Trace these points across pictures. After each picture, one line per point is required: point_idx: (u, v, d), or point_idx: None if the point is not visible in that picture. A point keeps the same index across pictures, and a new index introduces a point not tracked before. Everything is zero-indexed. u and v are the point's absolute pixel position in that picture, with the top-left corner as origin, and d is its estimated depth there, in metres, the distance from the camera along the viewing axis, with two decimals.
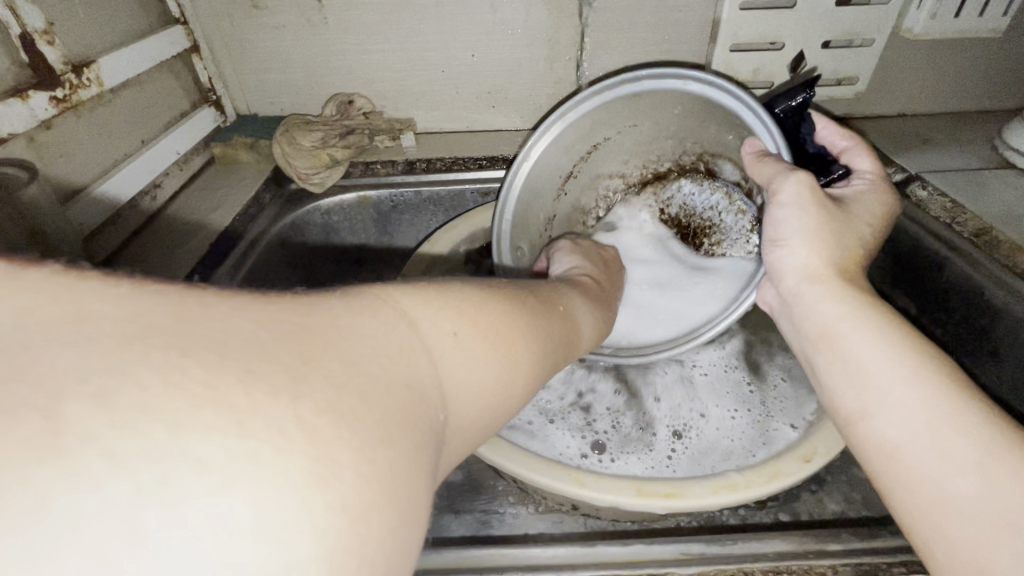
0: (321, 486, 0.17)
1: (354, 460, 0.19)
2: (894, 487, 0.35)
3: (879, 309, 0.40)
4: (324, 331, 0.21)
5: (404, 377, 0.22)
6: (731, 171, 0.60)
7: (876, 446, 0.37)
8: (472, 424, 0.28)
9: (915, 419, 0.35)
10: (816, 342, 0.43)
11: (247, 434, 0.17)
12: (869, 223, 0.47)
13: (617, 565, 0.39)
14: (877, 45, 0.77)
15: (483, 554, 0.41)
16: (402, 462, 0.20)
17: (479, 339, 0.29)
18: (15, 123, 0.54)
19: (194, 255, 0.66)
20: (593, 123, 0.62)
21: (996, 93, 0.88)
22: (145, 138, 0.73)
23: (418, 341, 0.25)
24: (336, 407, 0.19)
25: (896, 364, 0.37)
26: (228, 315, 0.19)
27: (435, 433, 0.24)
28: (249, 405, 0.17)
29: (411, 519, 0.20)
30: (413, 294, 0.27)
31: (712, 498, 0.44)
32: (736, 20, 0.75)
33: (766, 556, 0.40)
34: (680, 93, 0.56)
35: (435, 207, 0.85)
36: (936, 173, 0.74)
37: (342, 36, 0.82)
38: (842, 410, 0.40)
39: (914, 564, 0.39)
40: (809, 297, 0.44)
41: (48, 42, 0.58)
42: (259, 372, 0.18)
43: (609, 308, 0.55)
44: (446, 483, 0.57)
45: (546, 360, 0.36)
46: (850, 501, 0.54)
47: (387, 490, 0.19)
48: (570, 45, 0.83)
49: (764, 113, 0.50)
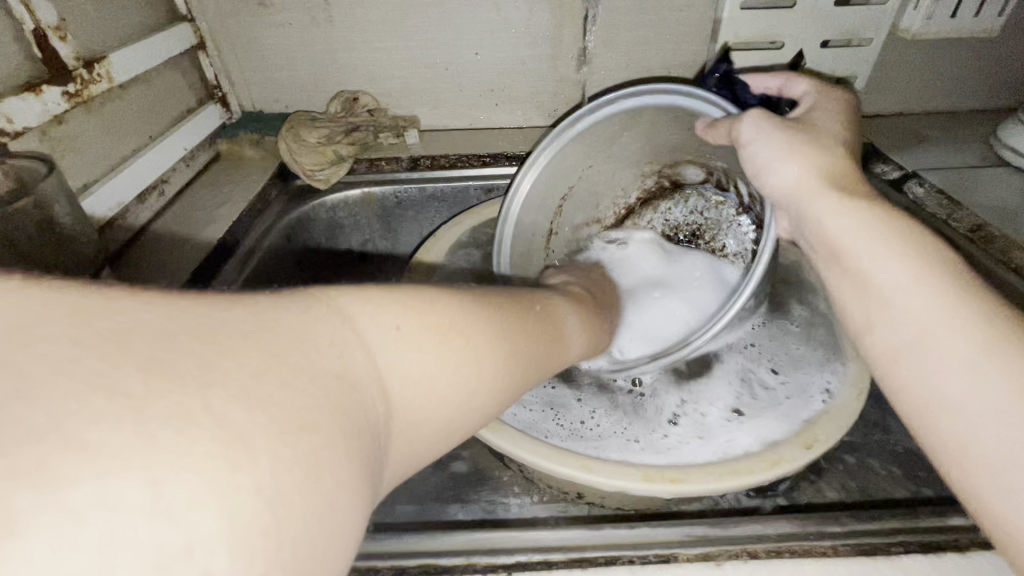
0: (232, 470, 0.18)
1: (270, 442, 0.19)
2: (902, 390, 0.37)
3: (883, 216, 0.41)
4: (244, 326, 0.22)
5: (333, 367, 0.23)
6: (694, 174, 0.64)
7: (881, 350, 0.39)
8: (426, 424, 0.29)
9: (916, 324, 0.36)
10: (828, 259, 0.43)
11: (153, 420, 0.18)
12: (838, 121, 0.48)
13: (623, 547, 0.40)
14: (875, 45, 0.79)
15: (491, 537, 0.42)
16: (326, 447, 0.21)
17: (428, 334, 0.29)
18: (29, 118, 0.54)
19: (203, 251, 0.67)
20: (553, 176, 0.64)
21: (991, 92, 0.89)
22: (153, 134, 0.73)
23: (355, 336, 0.25)
24: (249, 395, 0.20)
25: (899, 272, 0.38)
26: (149, 316, 0.20)
27: (373, 426, 0.24)
28: (157, 396, 0.18)
29: (336, 503, 0.21)
30: (355, 293, 0.27)
31: (714, 484, 0.45)
32: (736, 19, 0.76)
33: (767, 537, 0.41)
34: (622, 115, 0.58)
35: (439, 203, 0.86)
36: (932, 171, 0.76)
37: (348, 34, 0.83)
38: (851, 320, 0.42)
39: (911, 544, 0.40)
40: (812, 214, 0.44)
41: (60, 38, 0.59)
42: (173, 363, 0.19)
43: (599, 314, 0.56)
44: (452, 474, 0.58)
45: (521, 354, 0.36)
46: (847, 488, 0.55)
47: (309, 469, 0.20)
48: (573, 44, 0.84)
49: (703, 92, 0.52)
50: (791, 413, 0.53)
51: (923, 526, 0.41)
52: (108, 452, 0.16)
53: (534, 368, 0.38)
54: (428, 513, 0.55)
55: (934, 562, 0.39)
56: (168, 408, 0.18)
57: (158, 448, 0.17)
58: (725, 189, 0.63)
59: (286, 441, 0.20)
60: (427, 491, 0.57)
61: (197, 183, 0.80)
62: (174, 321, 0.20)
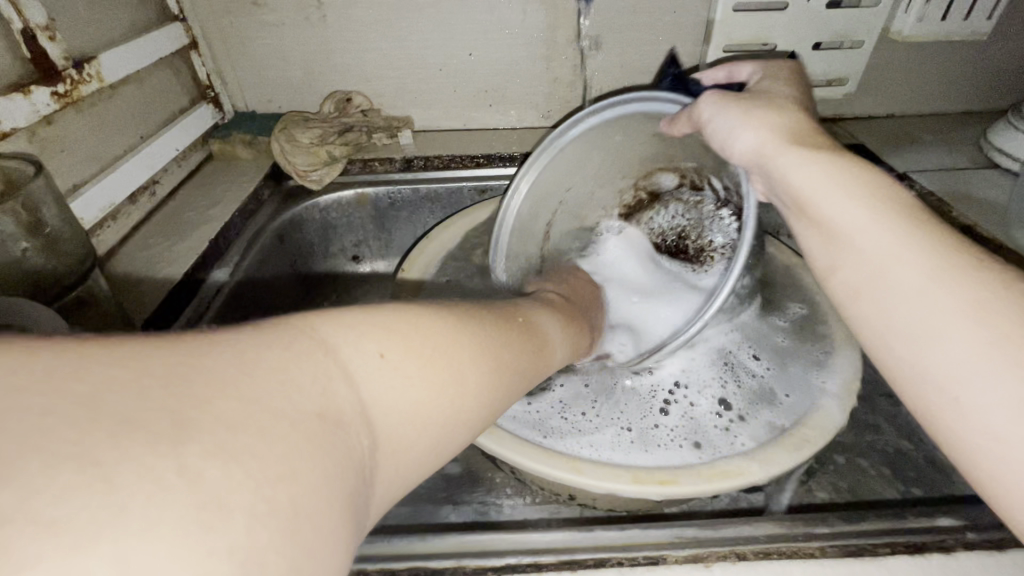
0: (206, 531, 0.18)
1: (246, 498, 0.19)
2: (868, 326, 0.37)
3: (839, 160, 0.40)
4: (222, 373, 0.21)
5: (312, 408, 0.23)
6: (670, 180, 0.66)
7: (846, 292, 0.39)
8: (413, 449, 0.28)
9: (875, 260, 0.36)
10: (795, 211, 0.42)
11: (124, 484, 0.17)
12: (784, 88, 0.49)
13: (614, 548, 0.41)
14: (867, 47, 0.79)
15: (483, 539, 0.42)
16: (305, 495, 0.21)
17: (412, 359, 0.29)
18: (17, 118, 0.54)
19: (190, 253, 0.66)
20: (538, 199, 0.68)
21: (982, 94, 0.90)
22: (144, 134, 0.73)
23: (338, 370, 0.25)
24: (223, 447, 0.19)
25: (856, 212, 0.37)
26: (118, 372, 0.19)
27: (357, 461, 0.24)
28: (127, 458, 0.17)
29: (320, 550, 0.21)
30: (336, 321, 0.28)
31: (705, 485, 0.45)
32: (729, 20, 0.76)
33: (756, 539, 0.41)
34: (595, 130, 0.62)
35: (433, 204, 0.86)
36: (922, 172, 0.76)
37: (341, 34, 0.82)
38: (817, 265, 0.41)
39: (898, 545, 0.40)
40: (775, 170, 0.43)
41: (49, 38, 0.59)
42: (145, 423, 0.18)
43: (577, 319, 0.55)
44: (445, 475, 0.58)
45: (507, 372, 0.36)
46: (837, 489, 0.55)
47: (288, 521, 0.20)
48: (567, 45, 0.84)
49: (666, 95, 0.55)
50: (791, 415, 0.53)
51: (910, 526, 0.42)
52: (75, 525, 0.16)
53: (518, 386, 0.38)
54: (421, 514, 0.55)
55: (921, 564, 0.39)
56: (139, 472, 0.17)
57: (128, 515, 0.17)
58: (700, 190, 0.64)
59: (263, 495, 0.20)
60: (421, 492, 0.57)
61: (188, 184, 0.80)
62: (147, 372, 0.20)
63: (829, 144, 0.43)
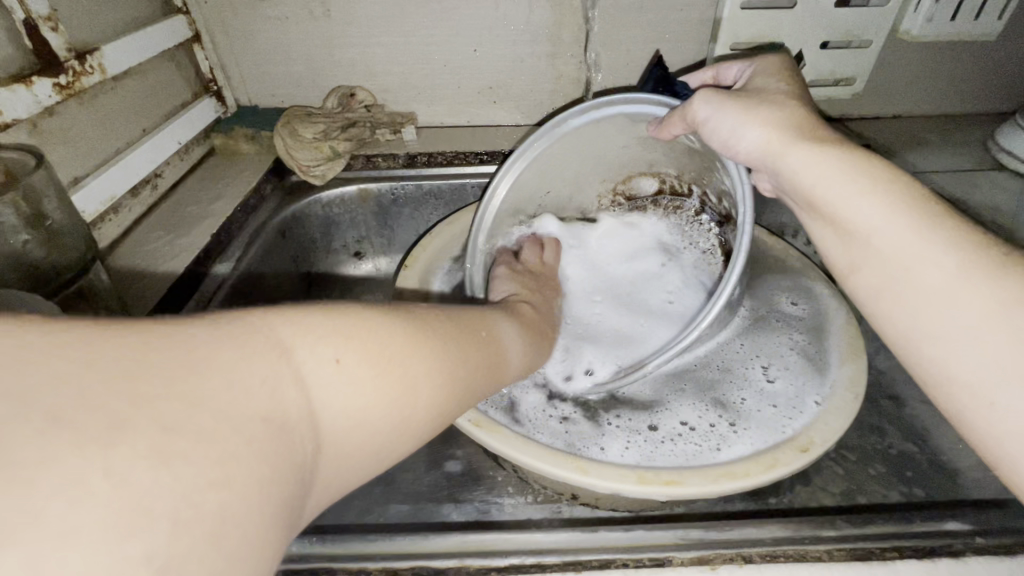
0: (143, 508, 0.20)
1: (185, 481, 0.21)
2: (884, 319, 0.38)
3: (862, 156, 0.40)
4: (177, 361, 0.23)
5: (264, 403, 0.25)
6: (648, 186, 0.69)
7: (861, 291, 0.40)
8: (359, 455, 0.30)
9: (892, 259, 0.37)
10: (808, 208, 0.43)
11: (64, 462, 0.19)
12: (778, 79, 0.50)
13: (619, 550, 0.40)
14: (874, 47, 0.79)
15: (487, 538, 0.42)
16: (242, 486, 0.22)
17: (367, 367, 0.30)
18: (20, 109, 0.53)
19: (196, 247, 0.66)
20: (515, 201, 0.69)
21: (991, 95, 0.89)
22: (145, 128, 0.72)
23: (291, 367, 0.27)
24: (168, 435, 0.21)
25: (874, 209, 0.38)
26: (81, 355, 0.21)
27: (305, 457, 0.26)
28: (72, 438, 0.19)
29: (249, 537, 0.23)
30: (297, 321, 0.29)
31: (711, 487, 0.44)
32: (737, 17, 0.76)
33: (761, 541, 0.40)
34: (559, 139, 0.63)
35: (436, 200, 0.85)
36: (927, 175, 0.76)
37: (345, 29, 0.82)
38: (831, 263, 0.42)
39: (904, 549, 0.40)
40: (787, 169, 0.43)
41: (52, 29, 0.58)
42: (95, 408, 0.20)
43: (545, 336, 0.57)
44: (446, 474, 0.58)
45: (462, 382, 0.37)
46: (842, 492, 0.55)
47: (224, 503, 0.22)
48: (573, 41, 0.83)
49: (643, 104, 0.56)
50: (808, 388, 0.55)
51: (917, 531, 0.41)
52: (20, 494, 0.18)
53: (466, 405, 0.39)
54: (421, 513, 0.54)
55: (925, 567, 0.39)
56: (85, 450, 0.19)
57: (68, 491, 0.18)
58: (681, 195, 0.67)
59: (206, 481, 0.21)
60: (420, 490, 0.57)
61: (189, 179, 0.79)
62: (105, 360, 0.21)
63: (833, 138, 0.43)
